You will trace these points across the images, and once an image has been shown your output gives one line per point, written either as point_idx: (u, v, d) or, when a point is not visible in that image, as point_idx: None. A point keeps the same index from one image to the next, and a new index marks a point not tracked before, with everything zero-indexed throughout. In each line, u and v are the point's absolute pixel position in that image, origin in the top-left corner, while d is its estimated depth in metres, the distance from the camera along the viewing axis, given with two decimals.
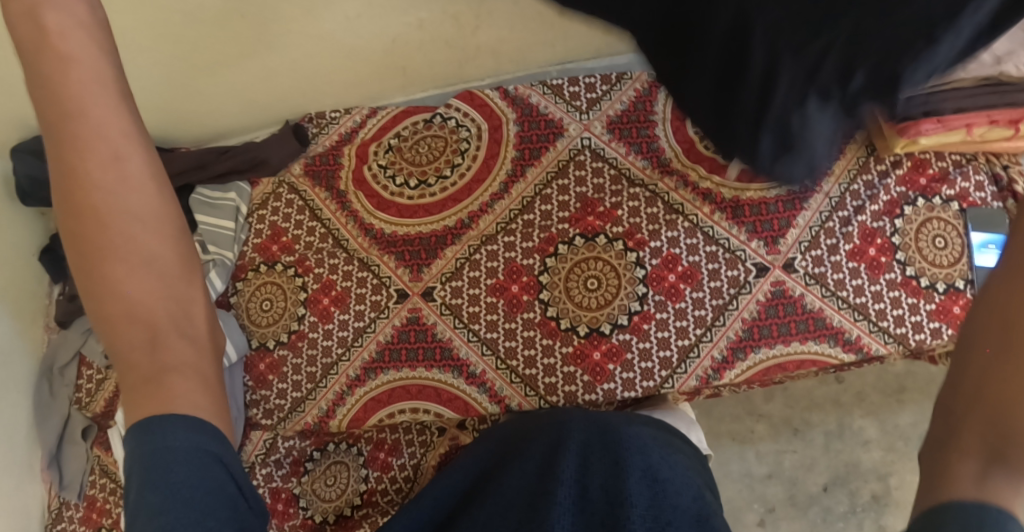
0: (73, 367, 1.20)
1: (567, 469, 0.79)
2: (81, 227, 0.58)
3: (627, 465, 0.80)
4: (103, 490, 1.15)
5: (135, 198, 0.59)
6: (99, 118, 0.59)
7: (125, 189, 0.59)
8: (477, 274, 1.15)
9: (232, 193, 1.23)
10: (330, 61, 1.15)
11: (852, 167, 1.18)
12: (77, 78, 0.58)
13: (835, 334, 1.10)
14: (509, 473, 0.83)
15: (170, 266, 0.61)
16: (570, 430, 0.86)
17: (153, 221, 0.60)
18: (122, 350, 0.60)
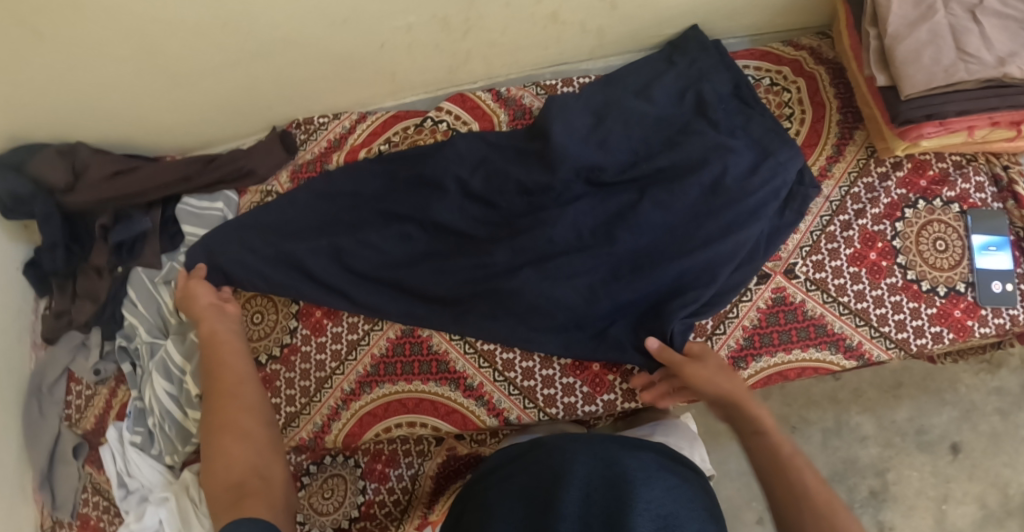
0: (62, 384, 1.17)
1: (569, 504, 0.81)
2: (216, 412, 0.93)
3: (631, 504, 0.81)
4: (97, 509, 1.12)
5: (244, 381, 0.98)
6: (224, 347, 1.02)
7: (246, 401, 0.95)
8: None
9: (219, 203, 1.19)
10: (318, 65, 1.12)
11: (853, 170, 1.15)
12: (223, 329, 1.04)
13: (836, 340, 1.09)
14: (511, 500, 0.85)
15: (258, 423, 0.93)
16: (574, 463, 0.87)
17: (257, 395, 0.97)
18: (215, 482, 0.86)
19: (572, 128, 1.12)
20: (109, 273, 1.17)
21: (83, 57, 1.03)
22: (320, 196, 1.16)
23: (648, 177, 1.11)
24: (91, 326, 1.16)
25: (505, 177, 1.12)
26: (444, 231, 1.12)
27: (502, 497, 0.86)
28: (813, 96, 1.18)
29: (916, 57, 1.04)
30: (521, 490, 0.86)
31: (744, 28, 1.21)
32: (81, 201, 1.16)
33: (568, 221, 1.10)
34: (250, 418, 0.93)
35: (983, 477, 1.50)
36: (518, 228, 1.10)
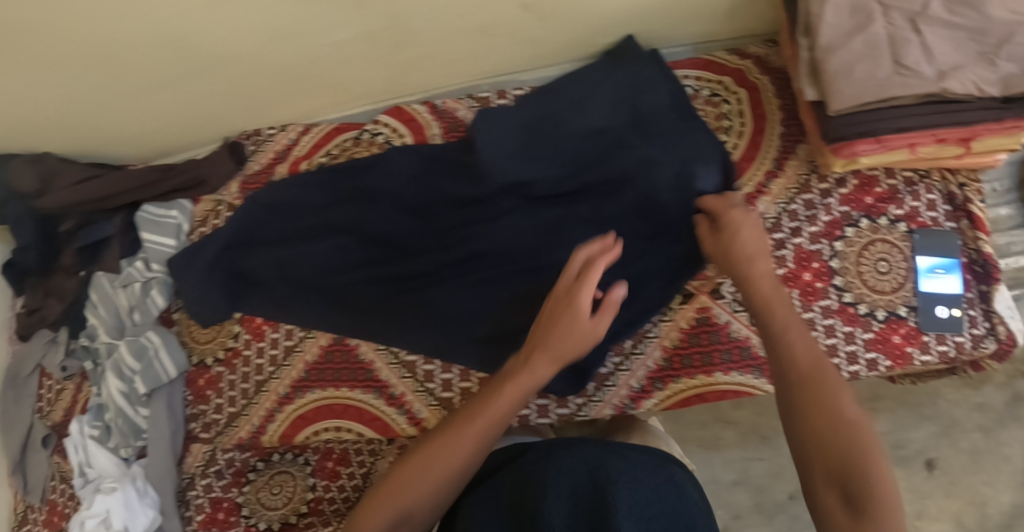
0: (34, 379, 1.27)
1: (556, 516, 0.85)
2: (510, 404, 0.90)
3: (614, 508, 0.84)
4: (63, 495, 1.22)
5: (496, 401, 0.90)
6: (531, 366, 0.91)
7: (497, 410, 0.90)
8: None
9: (174, 212, 1.24)
10: (258, 80, 1.15)
11: (792, 186, 1.11)
12: (569, 331, 0.90)
13: (761, 365, 1.05)
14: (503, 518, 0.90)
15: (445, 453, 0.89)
16: (557, 475, 0.91)
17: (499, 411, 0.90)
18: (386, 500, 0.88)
19: (498, 146, 1.10)
20: (75, 274, 1.25)
21: (34, 76, 1.08)
22: (262, 209, 1.18)
23: (576, 195, 1.09)
24: (60, 324, 1.25)
25: (434, 189, 1.12)
26: (378, 243, 1.13)
27: (488, 518, 0.91)
28: (753, 108, 1.14)
29: (848, 71, 0.99)
30: (508, 513, 0.90)
31: (689, 35, 1.17)
32: (50, 204, 1.22)
33: (495, 238, 1.10)
34: (450, 444, 0.89)
35: (959, 493, 1.45)
36: (452, 244, 1.11)
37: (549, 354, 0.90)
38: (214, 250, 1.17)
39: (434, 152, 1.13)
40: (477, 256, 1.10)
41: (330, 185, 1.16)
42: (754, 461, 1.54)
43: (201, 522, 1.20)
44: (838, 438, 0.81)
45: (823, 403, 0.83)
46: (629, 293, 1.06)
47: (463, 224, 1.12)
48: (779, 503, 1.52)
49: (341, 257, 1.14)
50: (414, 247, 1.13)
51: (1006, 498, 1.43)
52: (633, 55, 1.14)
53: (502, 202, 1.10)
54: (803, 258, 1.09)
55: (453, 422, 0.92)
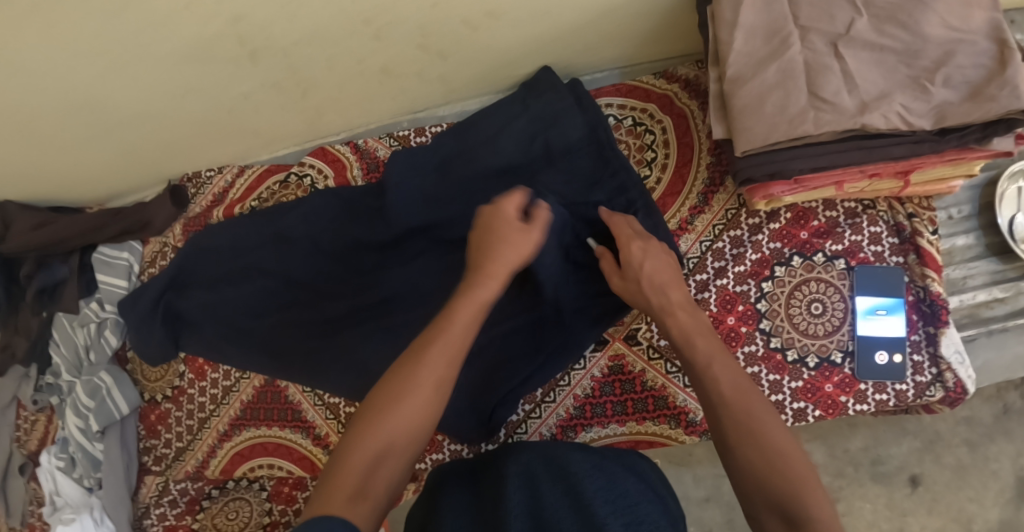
0: (13, 408, 1.34)
1: (516, 504, 0.85)
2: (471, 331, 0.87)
3: (585, 495, 0.85)
4: (40, 519, 1.31)
5: (456, 328, 0.86)
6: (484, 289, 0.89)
7: (459, 340, 0.85)
8: None
9: (125, 253, 1.30)
10: (181, 129, 1.17)
11: (719, 222, 1.04)
12: (506, 246, 0.91)
13: (677, 414, 1.01)
14: (462, 509, 0.88)
15: (416, 393, 0.82)
16: (518, 461, 0.92)
17: (465, 335, 0.86)
18: (344, 469, 0.77)
19: (411, 191, 1.08)
20: (36, 315, 1.33)
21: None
22: (200, 246, 1.21)
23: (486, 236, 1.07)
24: (29, 360, 1.33)
25: (346, 235, 1.12)
26: (301, 287, 1.14)
27: (451, 507, 0.89)
28: (680, 137, 1.07)
29: (757, 105, 0.90)
30: (469, 503, 0.89)
31: (611, 60, 1.11)
32: (10, 248, 1.31)
33: (408, 283, 1.09)
34: (422, 366, 0.83)
35: (944, 509, 1.38)
36: (368, 288, 1.10)
37: (499, 267, 0.90)
38: (154, 293, 1.20)
39: (351, 194, 1.13)
40: (391, 302, 1.09)
41: (255, 229, 1.17)
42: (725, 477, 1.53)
43: None
44: (764, 465, 0.77)
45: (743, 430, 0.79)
46: (536, 343, 1.02)
47: (377, 267, 1.11)
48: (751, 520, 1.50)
49: (268, 298, 1.15)
50: (332, 290, 1.12)
51: (993, 515, 1.36)
52: (549, 84, 1.08)
53: (412, 245, 1.10)
54: (730, 294, 1.02)
55: (420, 342, 0.86)
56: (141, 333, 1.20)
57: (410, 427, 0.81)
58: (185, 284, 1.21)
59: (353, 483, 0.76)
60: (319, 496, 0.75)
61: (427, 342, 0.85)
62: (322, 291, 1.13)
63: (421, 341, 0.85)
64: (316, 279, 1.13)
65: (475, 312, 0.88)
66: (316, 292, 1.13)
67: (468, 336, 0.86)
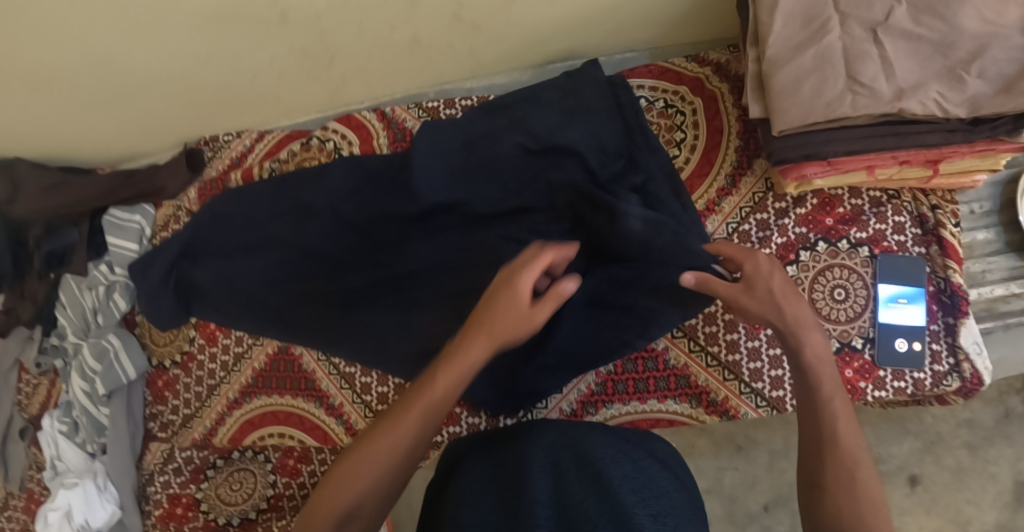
0: (14, 374, 1.34)
1: (541, 490, 0.82)
2: (456, 385, 0.85)
3: (611, 485, 0.82)
4: (39, 484, 1.30)
5: (442, 382, 0.84)
6: (473, 346, 0.85)
7: (443, 396, 0.84)
8: None
9: (137, 216, 1.27)
10: (200, 93, 1.15)
11: (746, 205, 1.05)
12: (499, 317, 0.85)
13: (699, 394, 1.01)
14: (483, 499, 0.84)
15: (398, 442, 0.83)
16: (536, 446, 0.89)
17: (452, 387, 0.84)
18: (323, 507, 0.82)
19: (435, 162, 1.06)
20: (44, 278, 1.30)
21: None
22: (208, 218, 1.19)
23: (501, 219, 1.06)
24: (34, 323, 1.31)
25: (369, 205, 1.09)
26: (318, 256, 1.12)
27: (472, 495, 0.86)
28: (710, 120, 1.07)
29: (794, 88, 0.90)
30: (488, 492, 0.85)
31: (643, 42, 1.10)
32: (20, 211, 1.29)
33: (428, 256, 1.07)
34: (406, 419, 0.83)
35: (941, 510, 1.40)
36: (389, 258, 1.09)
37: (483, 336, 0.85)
38: (165, 262, 1.18)
39: (373, 166, 1.11)
40: (413, 272, 1.08)
41: (272, 197, 1.15)
42: (728, 470, 1.54)
43: (161, 517, 1.24)
44: (846, 507, 0.81)
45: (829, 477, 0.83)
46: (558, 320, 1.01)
47: (398, 238, 1.09)
48: (751, 514, 1.53)
49: (282, 267, 1.14)
50: (352, 260, 1.11)
51: (990, 518, 1.38)
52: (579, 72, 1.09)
53: (434, 218, 1.08)
54: None
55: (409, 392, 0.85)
56: (153, 299, 1.19)
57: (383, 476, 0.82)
58: (198, 251, 1.19)
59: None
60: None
61: (413, 391, 0.85)
62: (340, 260, 1.11)
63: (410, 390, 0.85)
64: (334, 249, 1.11)
65: (459, 368, 0.85)
66: (334, 262, 1.11)
67: (457, 388, 0.85)
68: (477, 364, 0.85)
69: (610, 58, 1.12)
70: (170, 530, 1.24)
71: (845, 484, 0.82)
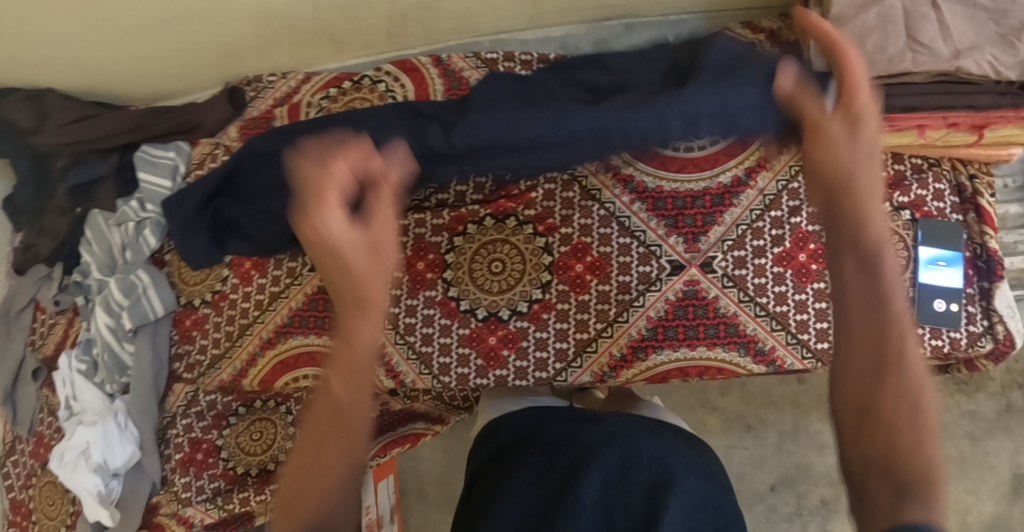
0: (28, 313, 1.30)
1: (588, 493, 0.82)
2: (351, 342, 0.69)
3: (664, 493, 0.81)
4: (49, 427, 1.25)
5: (357, 331, 0.69)
6: (374, 297, 0.69)
7: (355, 363, 0.68)
8: (415, 302, 1.12)
9: (171, 152, 1.24)
10: (253, 23, 1.15)
11: (796, 163, 1.09)
12: (359, 261, 0.68)
13: (746, 342, 1.05)
14: (528, 490, 0.86)
15: (346, 391, 0.68)
16: (596, 446, 0.87)
17: (359, 335, 0.69)
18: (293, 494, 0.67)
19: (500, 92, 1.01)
20: (69, 212, 1.26)
21: (20, 13, 1.08)
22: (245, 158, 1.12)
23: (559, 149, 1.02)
24: (54, 260, 1.27)
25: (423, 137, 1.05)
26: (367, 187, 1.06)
27: (515, 486, 0.87)
28: None
29: (857, 42, 0.95)
30: (535, 487, 0.86)
31: (699, 3, 1.14)
32: (47, 142, 1.24)
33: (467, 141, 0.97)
34: (333, 378, 0.69)
35: None
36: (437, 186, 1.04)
37: (378, 305, 0.69)
38: (201, 195, 1.15)
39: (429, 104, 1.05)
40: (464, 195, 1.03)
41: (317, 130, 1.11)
42: (737, 449, 1.48)
43: (182, 461, 1.20)
44: (905, 436, 0.63)
45: (889, 405, 0.64)
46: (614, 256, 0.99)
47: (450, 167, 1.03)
48: (757, 493, 1.47)
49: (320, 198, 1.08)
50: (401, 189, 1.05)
51: (989, 509, 1.35)
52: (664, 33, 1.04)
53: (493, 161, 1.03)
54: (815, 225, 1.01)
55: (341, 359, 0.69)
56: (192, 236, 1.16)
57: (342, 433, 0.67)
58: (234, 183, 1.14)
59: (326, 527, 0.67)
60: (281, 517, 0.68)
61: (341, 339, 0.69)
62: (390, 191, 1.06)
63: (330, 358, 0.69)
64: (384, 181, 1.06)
65: (367, 318, 0.69)
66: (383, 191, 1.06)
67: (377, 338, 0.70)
68: (379, 308, 0.69)
69: (668, 19, 1.16)
70: (188, 476, 1.20)
71: (916, 414, 0.63)
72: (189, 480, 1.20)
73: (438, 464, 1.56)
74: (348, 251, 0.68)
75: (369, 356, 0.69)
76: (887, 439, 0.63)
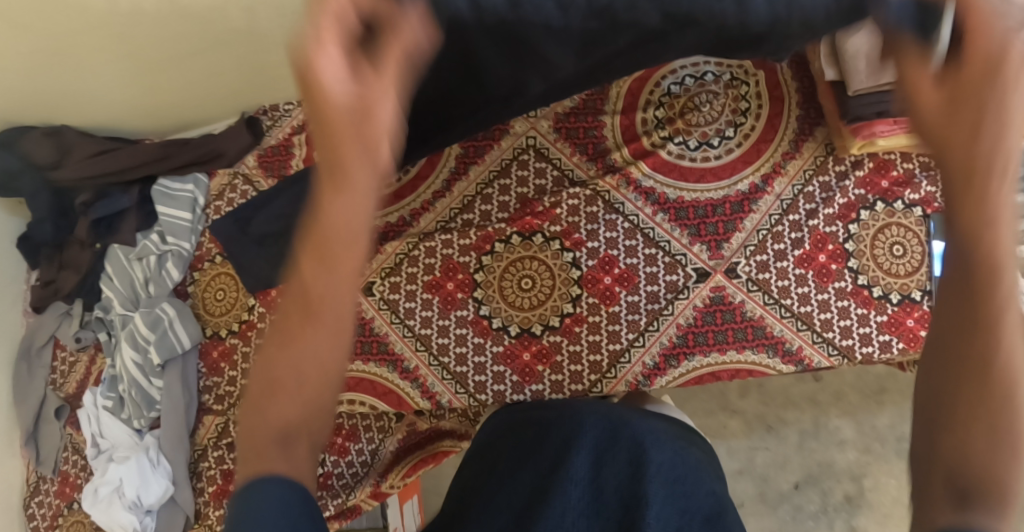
0: (48, 350, 1.29)
1: (579, 468, 0.82)
2: (328, 211, 0.62)
3: (649, 471, 0.81)
4: (75, 466, 1.24)
5: (346, 197, 0.62)
6: (361, 183, 0.61)
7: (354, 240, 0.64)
8: (446, 322, 1.13)
9: (190, 185, 1.24)
10: (276, 54, 1.16)
11: (809, 167, 1.12)
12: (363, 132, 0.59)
13: (774, 344, 1.08)
14: (517, 455, 0.87)
15: (347, 268, 0.65)
16: (584, 424, 0.86)
17: (352, 233, 0.63)
18: (265, 383, 0.66)
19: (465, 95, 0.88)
20: (90, 247, 1.26)
21: (52, 58, 1.10)
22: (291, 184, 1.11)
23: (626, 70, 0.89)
24: (73, 297, 1.27)
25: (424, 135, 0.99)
26: None
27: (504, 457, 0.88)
28: (772, 90, 1.14)
29: (868, 52, 1.00)
30: (524, 459, 0.86)
31: None
32: (66, 178, 1.24)
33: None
34: (327, 269, 0.64)
35: None
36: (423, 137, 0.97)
37: (358, 176, 0.61)
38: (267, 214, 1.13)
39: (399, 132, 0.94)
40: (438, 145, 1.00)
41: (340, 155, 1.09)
42: (760, 450, 1.51)
43: (213, 494, 1.19)
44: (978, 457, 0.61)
45: (966, 426, 0.62)
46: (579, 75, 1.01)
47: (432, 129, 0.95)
48: (782, 493, 1.49)
49: None
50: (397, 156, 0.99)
51: None
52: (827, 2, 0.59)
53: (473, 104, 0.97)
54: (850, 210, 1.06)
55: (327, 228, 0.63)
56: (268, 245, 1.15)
57: (335, 341, 0.66)
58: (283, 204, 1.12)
59: (274, 459, 0.64)
60: (255, 413, 0.66)
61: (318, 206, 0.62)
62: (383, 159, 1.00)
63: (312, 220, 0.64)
64: None
65: (358, 194, 0.62)
66: None
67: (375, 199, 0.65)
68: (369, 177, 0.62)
69: None
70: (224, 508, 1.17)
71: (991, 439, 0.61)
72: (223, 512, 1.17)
73: None
74: (352, 136, 0.59)
75: (340, 180, 0.61)
76: (958, 439, 0.62)
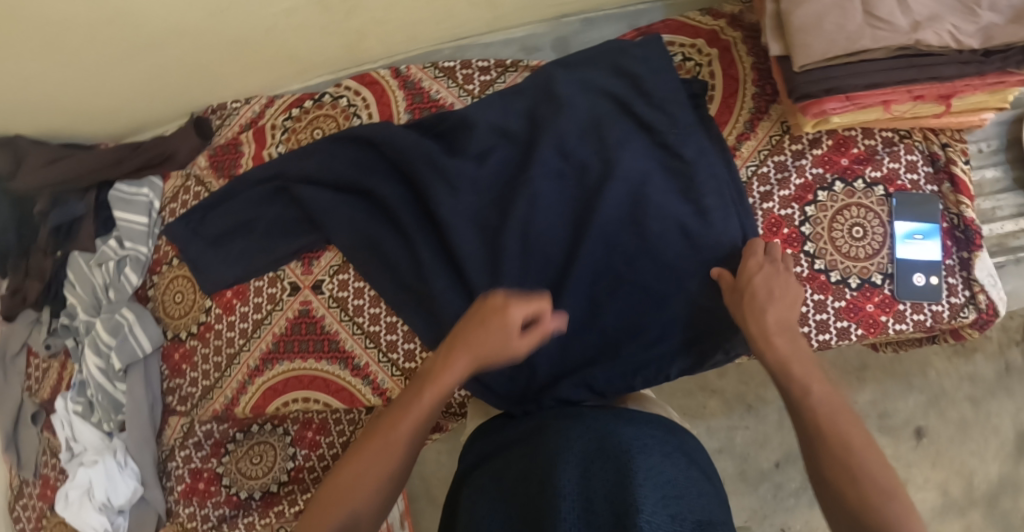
0: (21, 358, 1.32)
1: (567, 483, 0.79)
2: (452, 352, 0.89)
3: (634, 476, 0.79)
4: (54, 468, 1.28)
5: (467, 348, 0.89)
6: (483, 345, 0.89)
7: (452, 370, 0.88)
8: (393, 319, 1.13)
9: (145, 189, 1.25)
10: (215, 54, 1.14)
11: (763, 148, 1.07)
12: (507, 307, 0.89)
13: None
14: (502, 488, 0.85)
15: (452, 372, 0.88)
16: (568, 443, 0.85)
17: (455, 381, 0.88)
18: (366, 456, 0.85)
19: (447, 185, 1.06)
20: (52, 254, 1.28)
21: None
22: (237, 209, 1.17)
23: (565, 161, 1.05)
24: (42, 304, 1.29)
25: (375, 190, 1.11)
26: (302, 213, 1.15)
27: (490, 493, 0.85)
28: (726, 69, 1.10)
29: (815, 23, 0.93)
30: (510, 486, 0.84)
31: None
32: (21, 187, 1.25)
33: (457, 210, 1.06)
34: (437, 378, 0.88)
35: (946, 464, 1.35)
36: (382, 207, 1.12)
37: (476, 346, 0.89)
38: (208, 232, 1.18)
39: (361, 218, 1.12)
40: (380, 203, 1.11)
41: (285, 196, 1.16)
42: (739, 429, 1.48)
43: (184, 491, 1.23)
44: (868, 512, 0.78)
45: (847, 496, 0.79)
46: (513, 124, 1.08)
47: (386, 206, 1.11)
48: (762, 471, 1.47)
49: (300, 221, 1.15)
50: (351, 216, 1.12)
51: (995, 469, 1.34)
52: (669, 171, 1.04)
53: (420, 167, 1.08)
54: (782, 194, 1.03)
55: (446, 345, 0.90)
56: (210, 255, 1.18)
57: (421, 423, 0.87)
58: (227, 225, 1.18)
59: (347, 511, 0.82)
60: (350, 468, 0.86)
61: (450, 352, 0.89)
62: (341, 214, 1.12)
63: (443, 354, 0.90)
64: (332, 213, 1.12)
65: (466, 355, 0.88)
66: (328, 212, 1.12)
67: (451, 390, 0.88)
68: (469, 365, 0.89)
69: (627, 10, 1.19)
70: (192, 506, 1.22)
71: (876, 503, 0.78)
72: (193, 509, 1.22)
73: (444, 466, 1.57)
74: (502, 312, 0.89)
75: (483, 330, 0.89)
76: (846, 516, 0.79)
